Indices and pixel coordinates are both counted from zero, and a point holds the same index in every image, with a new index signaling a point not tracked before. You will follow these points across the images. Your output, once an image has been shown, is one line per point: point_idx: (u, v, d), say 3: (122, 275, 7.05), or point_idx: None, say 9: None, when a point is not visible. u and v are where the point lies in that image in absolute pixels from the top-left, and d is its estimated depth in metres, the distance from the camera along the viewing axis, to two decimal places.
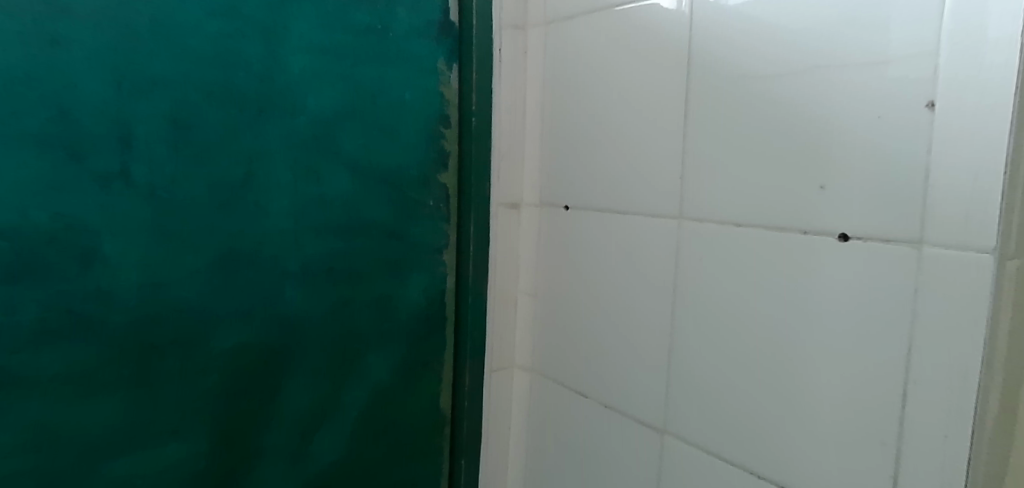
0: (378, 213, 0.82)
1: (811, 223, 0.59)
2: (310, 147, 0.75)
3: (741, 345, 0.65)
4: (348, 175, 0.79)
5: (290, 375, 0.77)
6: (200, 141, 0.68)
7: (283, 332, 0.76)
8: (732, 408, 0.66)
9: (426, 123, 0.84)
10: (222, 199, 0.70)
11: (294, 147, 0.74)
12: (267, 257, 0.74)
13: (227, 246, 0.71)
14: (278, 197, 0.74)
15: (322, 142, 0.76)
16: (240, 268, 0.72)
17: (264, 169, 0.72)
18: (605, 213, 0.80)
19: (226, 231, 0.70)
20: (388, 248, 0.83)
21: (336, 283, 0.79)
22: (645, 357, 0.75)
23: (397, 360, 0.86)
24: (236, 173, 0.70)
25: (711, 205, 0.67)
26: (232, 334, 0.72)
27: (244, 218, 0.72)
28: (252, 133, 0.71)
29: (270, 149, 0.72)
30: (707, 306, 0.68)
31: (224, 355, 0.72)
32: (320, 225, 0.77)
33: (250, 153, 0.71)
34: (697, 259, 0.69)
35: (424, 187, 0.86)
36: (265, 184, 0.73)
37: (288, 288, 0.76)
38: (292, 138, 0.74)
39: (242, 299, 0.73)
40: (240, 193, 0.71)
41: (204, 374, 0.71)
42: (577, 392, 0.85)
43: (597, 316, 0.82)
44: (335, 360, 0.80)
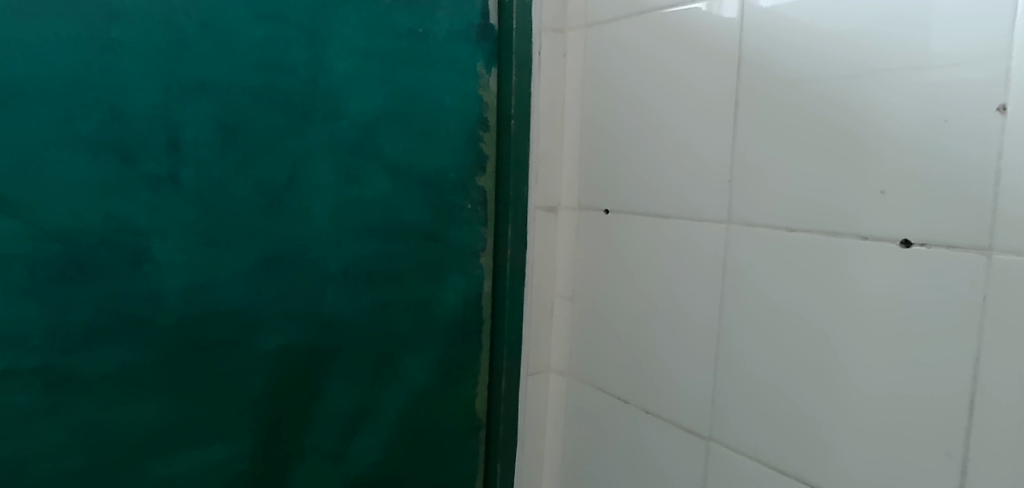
0: (417, 216, 0.82)
1: (868, 228, 0.56)
2: (352, 150, 0.76)
3: (791, 353, 0.63)
4: (388, 177, 0.79)
5: (331, 376, 0.78)
6: (246, 144, 0.69)
7: (325, 334, 0.76)
8: (782, 418, 0.64)
9: (465, 126, 0.84)
10: (267, 201, 0.71)
11: (337, 150, 0.75)
12: (310, 259, 0.74)
13: (271, 249, 0.72)
14: (321, 200, 0.74)
15: (364, 145, 0.77)
16: (284, 270, 0.73)
17: (308, 172, 0.73)
18: (649, 217, 0.78)
19: (270, 234, 0.71)
20: (428, 250, 0.83)
21: (376, 284, 0.80)
22: (689, 364, 0.73)
23: (435, 362, 0.86)
24: (280, 176, 0.71)
25: (761, 210, 0.65)
26: (276, 337, 0.73)
27: (288, 220, 0.72)
28: (296, 137, 0.72)
29: (314, 151, 0.73)
30: (754, 312, 0.66)
31: (267, 356, 0.73)
32: (361, 227, 0.78)
33: (294, 156, 0.72)
34: (746, 265, 0.67)
35: (463, 190, 0.85)
36: (309, 186, 0.73)
37: (329, 290, 0.76)
38: (336, 141, 0.74)
39: (285, 301, 0.73)
40: (284, 196, 0.72)
41: (248, 375, 0.72)
42: (617, 398, 0.84)
43: (638, 321, 0.80)
44: (374, 361, 0.81)
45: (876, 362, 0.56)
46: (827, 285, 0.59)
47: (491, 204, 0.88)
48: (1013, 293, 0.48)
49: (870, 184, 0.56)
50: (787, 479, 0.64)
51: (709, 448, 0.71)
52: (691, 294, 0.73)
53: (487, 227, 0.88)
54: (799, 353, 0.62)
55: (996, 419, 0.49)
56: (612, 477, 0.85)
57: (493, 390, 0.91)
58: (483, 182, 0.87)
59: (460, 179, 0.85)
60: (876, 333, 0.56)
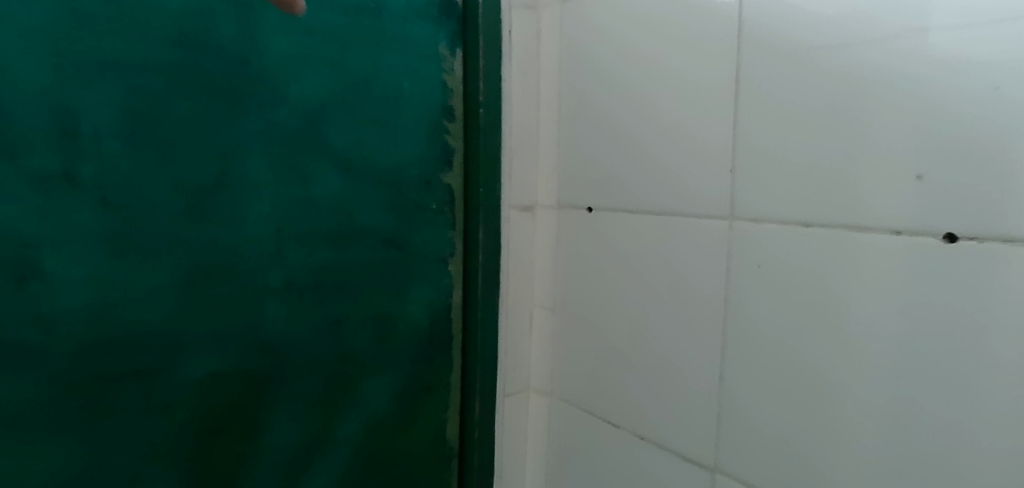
0: (373, 219, 0.71)
1: (901, 221, 0.49)
2: (294, 143, 0.65)
3: (810, 369, 0.56)
4: (339, 175, 0.68)
5: (273, 407, 0.67)
6: (162, 137, 0.57)
7: (265, 357, 0.66)
8: (800, 443, 0.57)
9: (427, 116, 0.74)
10: (191, 203, 0.59)
11: (276, 143, 0.63)
12: (244, 271, 0.63)
13: (196, 260, 0.60)
14: (257, 201, 0.63)
15: (308, 137, 0.65)
16: (212, 284, 0.62)
17: (239, 169, 0.62)
18: (640, 215, 0.69)
19: (197, 242, 0.60)
20: (388, 258, 0.73)
21: (326, 298, 0.69)
22: (691, 384, 0.65)
23: (398, 385, 0.75)
24: (207, 173, 0.60)
25: (770, 203, 0.57)
26: (204, 364, 0.62)
27: (217, 226, 0.61)
28: (224, 127, 0.60)
29: (248, 145, 0.62)
30: (763, 321, 0.59)
31: (193, 385, 0.62)
32: (307, 234, 0.67)
33: (223, 150, 0.60)
34: (754, 268, 0.59)
35: (428, 188, 0.75)
36: (241, 186, 0.62)
37: (268, 307, 0.65)
38: (273, 134, 0.63)
39: (216, 320, 0.62)
40: (210, 197, 0.60)
41: (171, 409, 0.61)
42: (606, 422, 0.75)
43: (626, 333, 0.72)
44: (326, 386, 0.70)
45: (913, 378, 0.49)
46: (853, 291, 0.52)
47: (460, 203, 0.78)
48: None
49: (905, 169, 0.48)
50: None
51: (715, 479, 0.64)
52: (689, 303, 0.65)
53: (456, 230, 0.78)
54: (821, 368, 0.55)
55: None
56: None
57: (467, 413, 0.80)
58: (451, 179, 0.77)
59: (424, 176, 0.75)
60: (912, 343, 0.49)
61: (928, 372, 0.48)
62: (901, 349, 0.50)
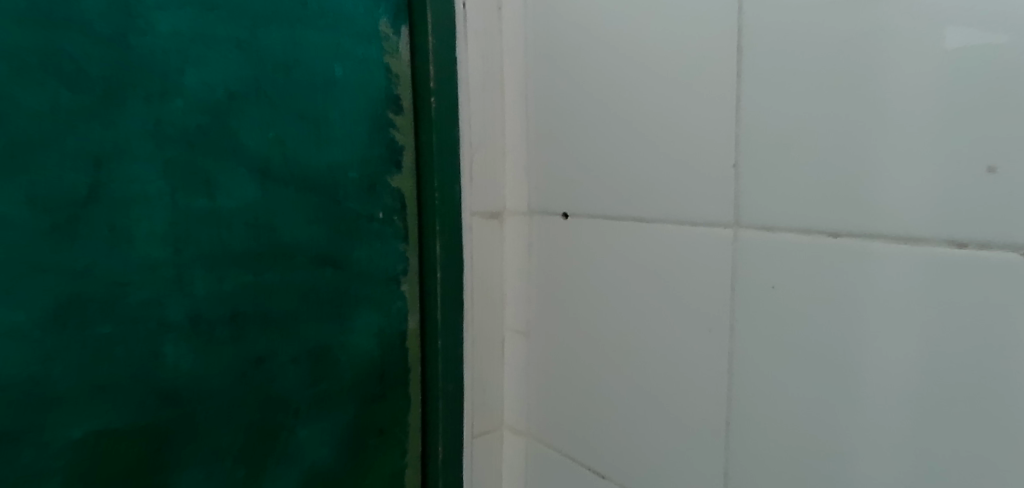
0: (302, 234, 0.59)
1: (966, 231, 0.37)
2: (192, 143, 0.52)
3: (840, 417, 0.44)
4: (255, 180, 0.56)
5: (181, 469, 0.55)
6: (10, 139, 0.45)
7: (166, 408, 0.54)
8: None
9: (367, 108, 0.62)
10: (55, 221, 0.47)
11: (169, 144, 0.51)
12: (133, 303, 0.51)
13: (68, 292, 0.48)
14: (146, 216, 0.51)
15: (212, 135, 0.53)
16: (91, 321, 0.49)
17: (120, 177, 0.49)
18: (626, 222, 0.57)
19: (66, 270, 0.48)
20: (323, 280, 0.61)
21: (246, 332, 0.57)
22: (691, 431, 0.54)
23: (342, 431, 0.63)
24: (76, 183, 0.48)
25: (786, 207, 0.45)
26: (86, 420, 0.50)
27: (92, 249, 0.49)
28: (96, 125, 0.48)
29: (130, 146, 0.49)
30: (778, 355, 0.47)
31: (70, 449, 0.50)
32: (215, 254, 0.55)
33: (98, 153, 0.48)
34: (768, 289, 0.47)
35: (372, 195, 0.63)
36: (123, 197, 0.50)
37: (168, 346, 0.53)
38: (165, 133, 0.51)
39: (101, 366, 0.50)
40: (80, 212, 0.48)
41: (42, 479, 0.49)
42: (593, 471, 0.63)
43: (614, 366, 0.60)
44: (251, 438, 0.58)
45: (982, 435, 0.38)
46: None
47: (412, 211, 0.66)
48: None
49: (970, 161, 0.37)
50: None
51: None
52: (688, 331, 0.53)
53: (408, 244, 0.66)
54: (856, 418, 0.43)
55: None
56: None
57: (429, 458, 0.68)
58: (399, 183, 0.65)
59: (366, 179, 0.62)
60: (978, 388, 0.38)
61: (1001, 430, 0.37)
62: (963, 398, 0.38)
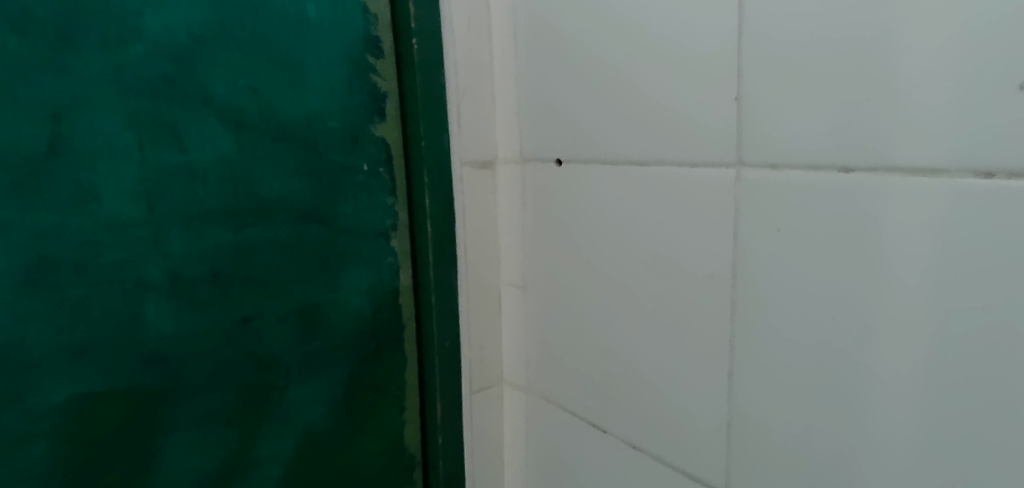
0: (283, 189, 0.56)
1: (994, 157, 0.34)
2: (158, 92, 0.49)
3: (852, 365, 0.41)
4: (228, 131, 0.53)
5: (172, 433, 0.54)
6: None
7: (150, 372, 0.52)
8: (835, 462, 0.43)
9: (344, 52, 0.58)
10: (13, 180, 0.45)
11: (132, 94, 0.48)
12: (108, 265, 0.49)
13: (36, 254, 0.46)
14: (113, 172, 0.48)
15: (178, 82, 0.50)
16: (63, 283, 0.47)
17: (81, 131, 0.46)
18: (622, 166, 0.54)
19: (32, 232, 0.46)
20: (308, 237, 0.58)
21: (229, 292, 0.55)
22: (692, 384, 0.51)
23: (335, 389, 0.62)
24: (34, 138, 0.45)
25: (793, 143, 0.42)
26: (67, 385, 0.49)
27: (58, 209, 0.46)
28: (50, 75, 0.45)
29: (90, 97, 0.46)
30: (784, 300, 0.44)
31: (52, 415, 0.48)
32: (191, 211, 0.52)
33: (54, 105, 0.45)
34: (773, 232, 0.44)
35: (356, 146, 0.60)
36: (86, 152, 0.47)
37: (148, 308, 0.51)
38: (126, 82, 0.48)
39: (78, 331, 0.48)
40: (40, 169, 0.45)
41: (23, 447, 0.48)
42: (593, 426, 0.62)
43: (613, 317, 0.58)
44: (241, 399, 0.57)
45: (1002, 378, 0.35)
46: (915, 262, 0.37)
47: (398, 162, 0.63)
48: None
49: (1005, 88, 0.33)
50: None
51: None
52: (686, 279, 0.50)
53: (397, 197, 0.64)
54: (866, 365, 0.41)
55: None
56: None
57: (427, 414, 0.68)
58: (383, 133, 0.62)
59: (348, 129, 0.59)
60: (1002, 330, 0.34)
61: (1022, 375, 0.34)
62: (981, 340, 0.35)
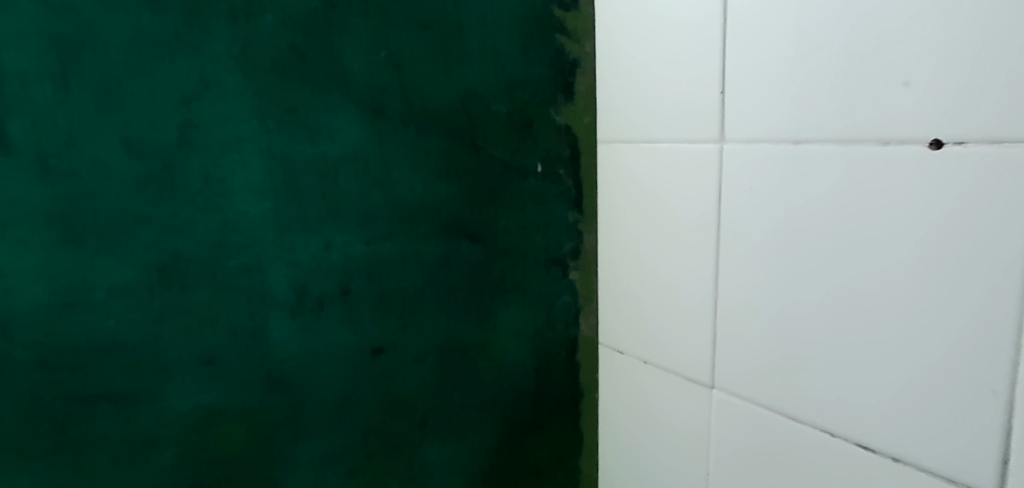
0: (417, 189, 0.69)
1: (889, 129, 0.47)
2: (289, 84, 0.61)
3: (796, 283, 0.55)
4: (360, 120, 0.65)
5: (285, 408, 0.65)
6: (97, 65, 0.53)
7: (265, 338, 0.63)
8: (786, 364, 0.56)
9: (516, 33, 0.72)
10: (157, 169, 0.56)
11: (258, 78, 0.59)
12: (234, 267, 0.61)
13: (171, 252, 0.58)
14: (245, 157, 0.60)
15: (308, 62, 0.62)
16: (187, 275, 0.59)
17: (205, 112, 0.58)
18: (636, 144, 0.71)
19: (166, 219, 0.57)
20: (460, 250, 0.72)
21: (357, 314, 0.67)
22: (685, 306, 0.66)
23: (482, 459, 0.77)
24: (170, 127, 0.57)
25: (762, 125, 0.56)
26: (193, 394, 0.61)
27: (197, 194, 0.58)
28: (187, 56, 0.56)
29: (218, 80, 0.58)
30: (754, 236, 0.58)
31: (179, 363, 0.60)
32: (313, 208, 0.64)
33: (194, 91, 0.57)
34: (746, 189, 0.58)
35: (531, 141, 0.74)
36: (208, 136, 0.58)
37: (273, 322, 0.63)
38: (251, 64, 0.59)
39: (204, 340, 0.61)
40: (179, 156, 0.57)
41: (152, 446, 0.60)
42: (613, 349, 0.79)
43: (628, 261, 0.74)
44: (376, 444, 0.70)
45: (892, 278, 0.48)
46: (834, 202, 0.51)
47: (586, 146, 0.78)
48: None
49: (887, 70, 0.47)
50: (803, 429, 0.55)
51: (712, 395, 0.64)
52: (679, 226, 0.66)
53: (576, 212, 0.79)
54: (805, 280, 0.54)
55: None
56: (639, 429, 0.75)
57: (535, 450, 0.80)
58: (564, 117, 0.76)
59: (523, 117, 0.74)
60: (890, 248, 0.48)
61: (900, 280, 0.47)
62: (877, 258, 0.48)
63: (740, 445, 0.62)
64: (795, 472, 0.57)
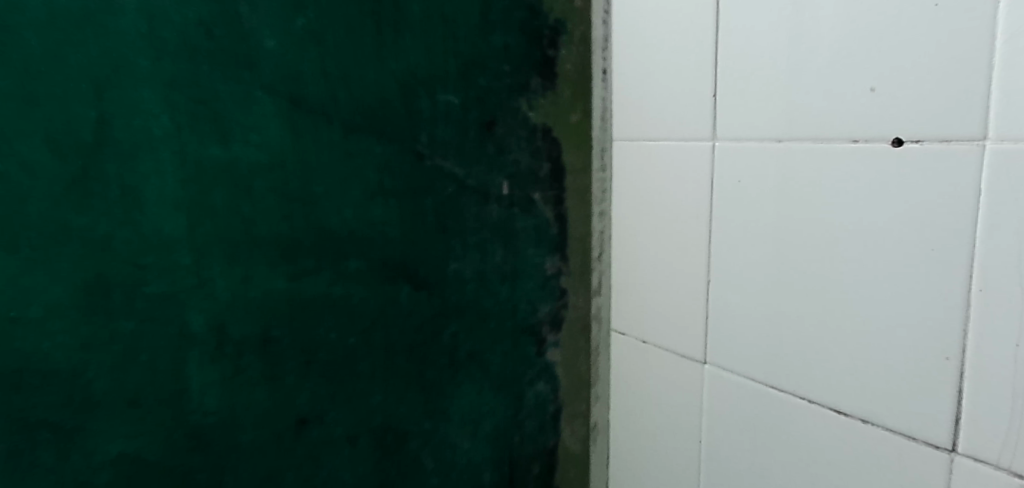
0: (348, 207, 0.65)
1: (859, 129, 0.53)
2: (202, 77, 0.57)
3: (779, 266, 0.61)
4: (276, 110, 0.61)
5: (213, 457, 0.62)
6: (19, 58, 0.50)
7: (183, 384, 0.59)
8: (771, 339, 0.63)
9: (467, 25, 0.71)
10: (74, 176, 0.53)
11: (168, 62, 0.55)
12: (155, 292, 0.57)
13: (92, 273, 0.54)
14: (163, 161, 0.56)
15: (223, 47, 0.57)
16: (111, 297, 0.55)
17: (115, 103, 0.54)
18: (635, 142, 0.77)
19: (84, 228, 0.54)
20: (400, 300, 0.70)
21: (280, 363, 0.64)
22: (679, 289, 0.72)
23: None
24: (87, 119, 0.53)
25: (748, 124, 0.62)
26: (118, 434, 0.57)
27: (109, 201, 0.54)
28: (94, 40, 0.52)
29: (131, 63, 0.54)
30: (742, 224, 0.64)
31: (108, 397, 0.56)
32: (240, 236, 0.60)
33: (101, 78, 0.53)
34: (735, 182, 0.64)
35: (492, 148, 0.74)
36: (122, 134, 0.54)
37: (190, 363, 0.59)
38: (160, 40, 0.55)
39: (131, 378, 0.57)
40: (94, 158, 0.53)
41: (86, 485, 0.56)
42: (616, 331, 0.85)
43: (628, 251, 0.81)
44: None
45: (864, 260, 0.54)
46: (813, 193, 0.57)
47: (568, 151, 0.80)
48: (1004, 181, 0.45)
49: (860, 82, 0.53)
50: (786, 397, 0.62)
51: (704, 370, 0.70)
52: (675, 217, 0.72)
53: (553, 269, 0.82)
54: (786, 264, 0.60)
55: (996, 314, 0.46)
56: (638, 404, 0.82)
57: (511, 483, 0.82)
58: (538, 112, 0.77)
59: (483, 116, 0.73)
60: (861, 234, 0.54)
61: (869, 262, 0.54)
62: (849, 242, 0.55)
63: (730, 414, 0.68)
64: (778, 435, 0.63)
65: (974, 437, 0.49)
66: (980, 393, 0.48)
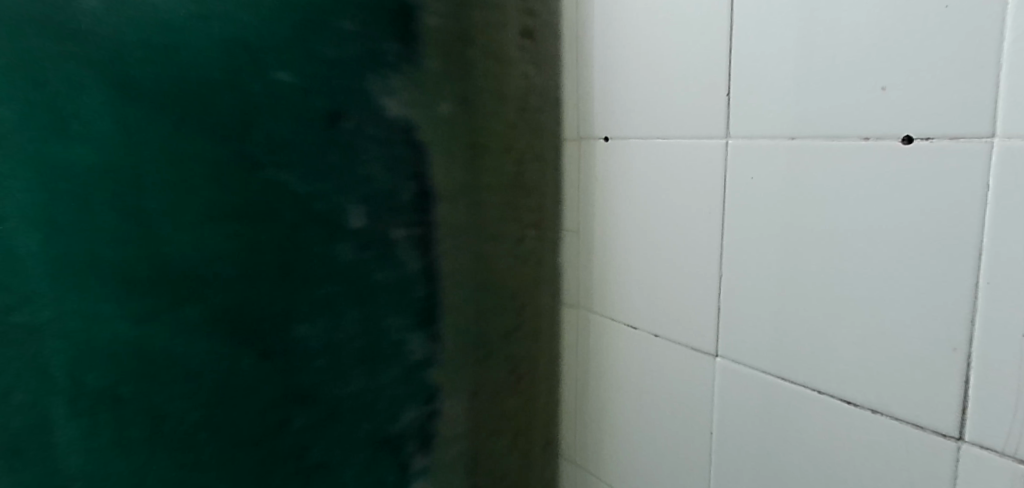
0: (225, 272, 0.66)
1: (870, 127, 0.55)
2: (107, 153, 0.58)
3: (791, 261, 0.62)
4: (162, 194, 0.61)
5: None
6: None
7: (50, 429, 0.58)
8: (783, 333, 0.64)
9: (322, 73, 0.69)
10: None
11: (60, 143, 0.56)
12: (14, 367, 0.56)
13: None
14: (27, 238, 0.55)
15: (135, 144, 0.59)
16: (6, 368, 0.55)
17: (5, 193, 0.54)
18: (646, 139, 0.77)
19: None
20: (241, 372, 0.68)
21: (128, 425, 0.62)
22: (690, 285, 0.73)
23: None
24: None
25: (760, 122, 0.64)
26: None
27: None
28: (34, 128, 0.55)
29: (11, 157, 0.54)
30: (755, 220, 0.66)
31: None
32: (77, 256, 0.58)
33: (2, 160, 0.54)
34: (747, 179, 0.66)
35: (331, 249, 0.72)
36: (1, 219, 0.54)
37: (58, 418, 0.58)
38: (49, 154, 0.55)
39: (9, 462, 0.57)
40: None
41: None
42: (627, 324, 0.83)
43: (637, 247, 0.80)
44: None
45: (875, 255, 0.56)
46: (825, 189, 0.59)
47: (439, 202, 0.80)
48: (1010, 178, 0.47)
49: (871, 81, 0.54)
50: (795, 389, 0.64)
51: (716, 363, 0.72)
52: (688, 213, 0.73)
53: (423, 345, 0.81)
54: (797, 259, 0.62)
55: (1003, 305, 0.48)
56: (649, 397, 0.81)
57: None
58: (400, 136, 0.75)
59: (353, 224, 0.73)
60: (872, 229, 0.56)
61: (880, 256, 0.55)
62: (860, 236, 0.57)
63: (740, 406, 0.70)
64: (787, 425, 0.65)
65: (982, 425, 0.51)
66: (987, 382, 0.50)
